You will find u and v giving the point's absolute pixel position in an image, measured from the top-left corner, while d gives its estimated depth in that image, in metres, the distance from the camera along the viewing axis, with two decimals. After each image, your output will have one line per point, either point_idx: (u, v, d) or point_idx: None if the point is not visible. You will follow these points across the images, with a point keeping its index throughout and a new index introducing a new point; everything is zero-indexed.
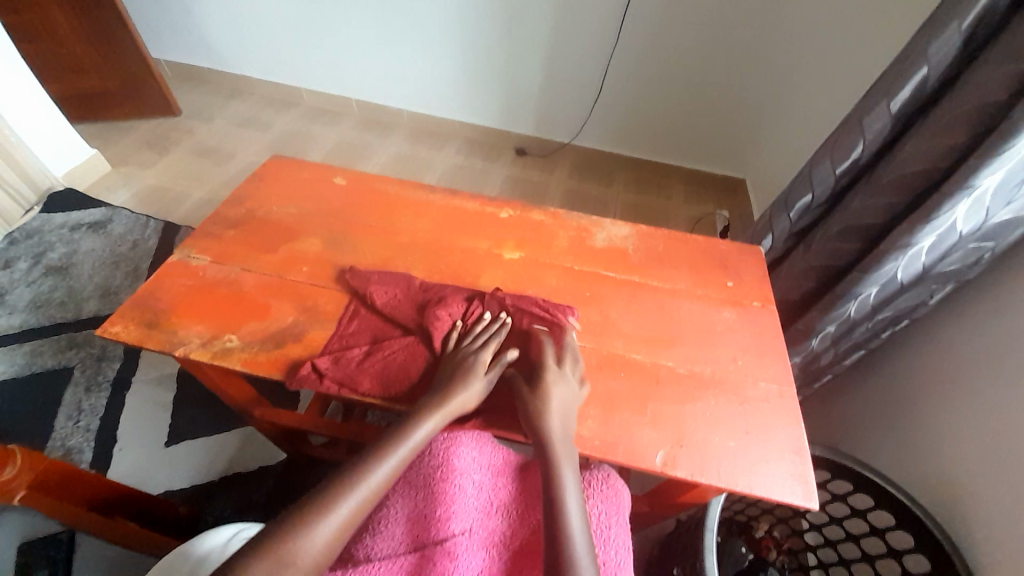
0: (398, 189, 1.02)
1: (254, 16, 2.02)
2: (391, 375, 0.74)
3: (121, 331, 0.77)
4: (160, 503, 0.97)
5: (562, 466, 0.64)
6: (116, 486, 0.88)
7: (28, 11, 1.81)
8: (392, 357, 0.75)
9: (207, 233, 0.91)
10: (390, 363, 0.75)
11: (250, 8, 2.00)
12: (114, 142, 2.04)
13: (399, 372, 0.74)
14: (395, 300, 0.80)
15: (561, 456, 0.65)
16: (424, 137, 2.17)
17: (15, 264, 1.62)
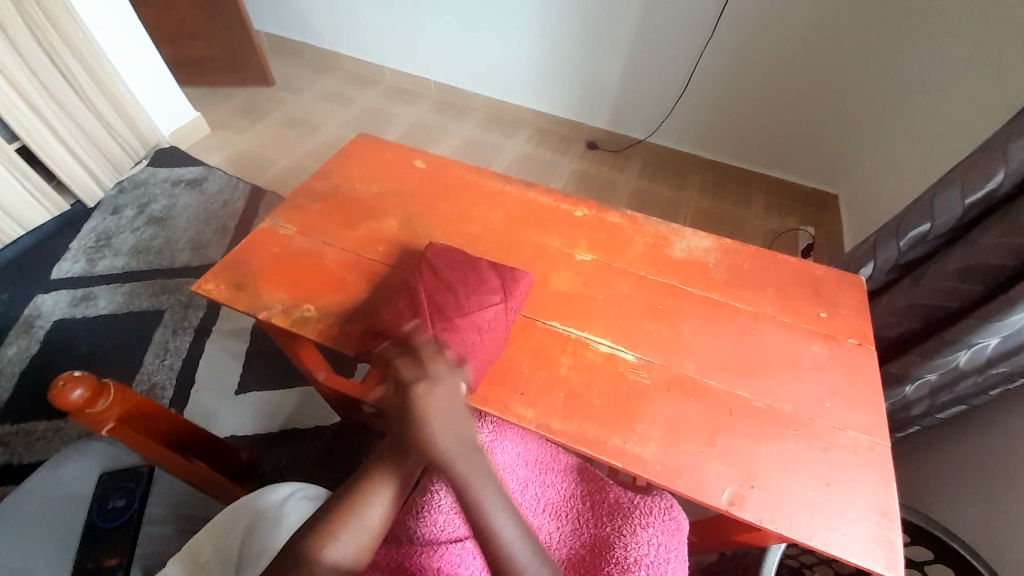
0: (475, 176, 1.02)
1: None
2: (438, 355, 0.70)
3: (213, 289, 0.83)
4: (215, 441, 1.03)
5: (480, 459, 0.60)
6: (186, 425, 0.94)
7: None
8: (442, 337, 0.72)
9: (294, 204, 0.95)
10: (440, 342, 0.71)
11: None
12: (215, 106, 2.20)
13: None
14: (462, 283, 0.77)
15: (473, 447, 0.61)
16: (497, 123, 2.16)
17: (123, 210, 1.80)
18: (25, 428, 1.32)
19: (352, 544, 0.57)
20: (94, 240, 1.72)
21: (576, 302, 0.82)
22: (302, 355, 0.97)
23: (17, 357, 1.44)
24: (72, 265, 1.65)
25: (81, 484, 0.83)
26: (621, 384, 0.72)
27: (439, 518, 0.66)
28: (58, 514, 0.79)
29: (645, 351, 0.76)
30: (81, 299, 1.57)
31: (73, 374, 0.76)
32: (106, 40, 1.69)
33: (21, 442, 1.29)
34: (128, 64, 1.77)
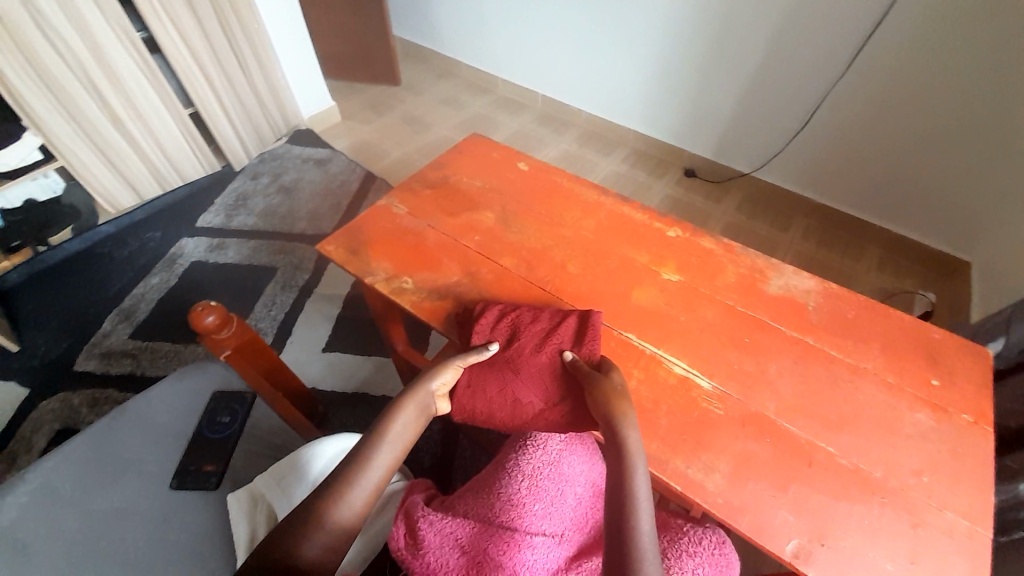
0: (574, 185, 1.05)
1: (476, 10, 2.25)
2: (510, 376, 0.74)
3: (332, 250, 0.94)
4: (297, 382, 1.13)
5: (634, 452, 0.61)
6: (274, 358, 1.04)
7: None
8: (522, 366, 0.75)
9: (408, 188, 1.05)
10: (520, 366, 0.75)
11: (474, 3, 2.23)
12: (348, 98, 2.48)
13: (491, 386, 0.75)
14: (565, 338, 0.77)
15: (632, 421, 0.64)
16: (595, 141, 2.20)
17: (261, 177, 2.09)
18: (151, 345, 1.58)
19: (354, 501, 0.58)
20: (233, 200, 2.01)
21: (656, 320, 0.82)
22: (387, 323, 1.11)
23: (158, 286, 1.73)
24: (214, 217, 1.95)
25: (195, 398, 0.98)
26: (692, 409, 0.71)
27: (494, 505, 0.66)
28: (175, 416, 0.95)
29: (723, 381, 0.74)
30: (215, 247, 1.85)
31: (207, 302, 0.91)
32: (274, 34, 1.98)
33: (148, 357, 1.55)
34: (286, 55, 2.06)
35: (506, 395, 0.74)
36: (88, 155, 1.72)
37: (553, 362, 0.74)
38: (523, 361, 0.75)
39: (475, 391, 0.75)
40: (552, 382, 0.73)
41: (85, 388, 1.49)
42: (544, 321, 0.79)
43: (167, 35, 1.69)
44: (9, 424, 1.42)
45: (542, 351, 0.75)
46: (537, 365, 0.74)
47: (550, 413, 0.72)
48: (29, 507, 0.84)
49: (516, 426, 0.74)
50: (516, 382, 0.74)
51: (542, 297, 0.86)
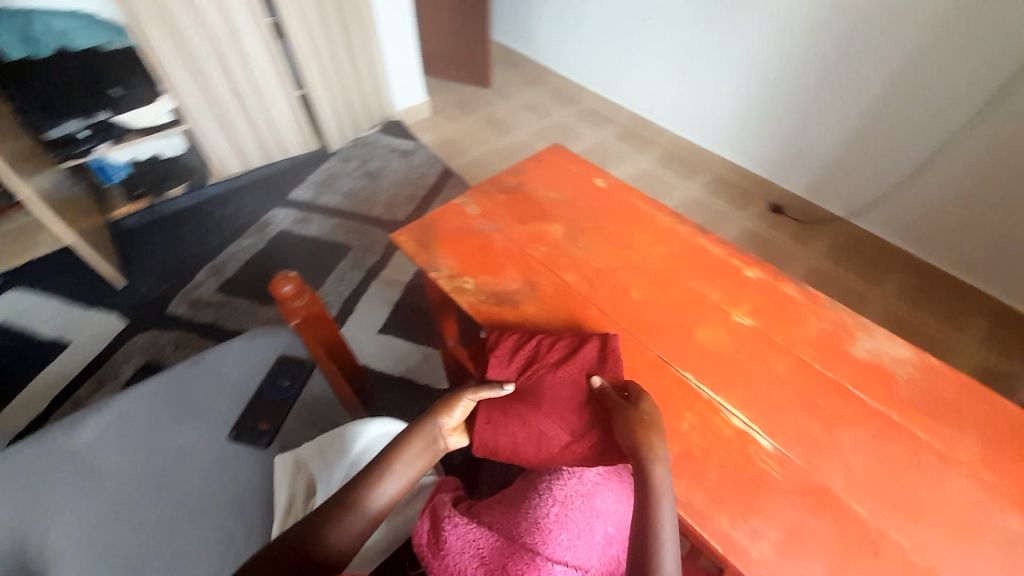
0: (650, 208, 1.02)
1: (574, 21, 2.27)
2: (529, 412, 0.74)
3: (404, 241, 0.98)
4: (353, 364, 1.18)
5: (659, 490, 0.58)
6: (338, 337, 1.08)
7: None
8: (542, 398, 0.75)
9: (484, 190, 1.07)
10: (540, 399, 0.75)
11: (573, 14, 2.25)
12: (439, 95, 2.59)
13: (512, 422, 0.74)
14: (583, 368, 0.77)
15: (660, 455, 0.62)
16: (677, 163, 2.11)
17: (350, 161, 2.24)
18: (232, 301, 1.74)
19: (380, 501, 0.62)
20: (322, 179, 2.16)
21: (719, 364, 0.77)
22: (441, 316, 1.14)
23: (248, 248, 1.90)
24: (304, 192, 2.11)
25: (262, 353, 1.05)
26: (746, 467, 0.66)
27: (519, 522, 0.61)
28: (243, 367, 1.03)
29: (785, 443, 0.68)
30: (301, 219, 2.00)
31: (288, 272, 0.98)
32: (382, 29, 2.11)
33: (228, 310, 1.71)
34: (389, 48, 2.19)
35: (530, 430, 0.73)
36: (207, 122, 1.92)
37: (569, 388, 0.75)
38: (541, 393, 0.75)
39: (494, 429, 0.74)
40: (575, 413, 0.73)
41: (173, 329, 1.67)
42: (561, 350, 0.79)
43: (292, 21, 1.85)
44: (106, 350, 1.61)
45: (561, 382, 0.76)
46: (558, 398, 0.75)
47: (575, 446, 0.71)
48: (104, 435, 0.91)
49: (541, 462, 0.72)
50: (534, 415, 0.74)
51: (599, 320, 0.84)
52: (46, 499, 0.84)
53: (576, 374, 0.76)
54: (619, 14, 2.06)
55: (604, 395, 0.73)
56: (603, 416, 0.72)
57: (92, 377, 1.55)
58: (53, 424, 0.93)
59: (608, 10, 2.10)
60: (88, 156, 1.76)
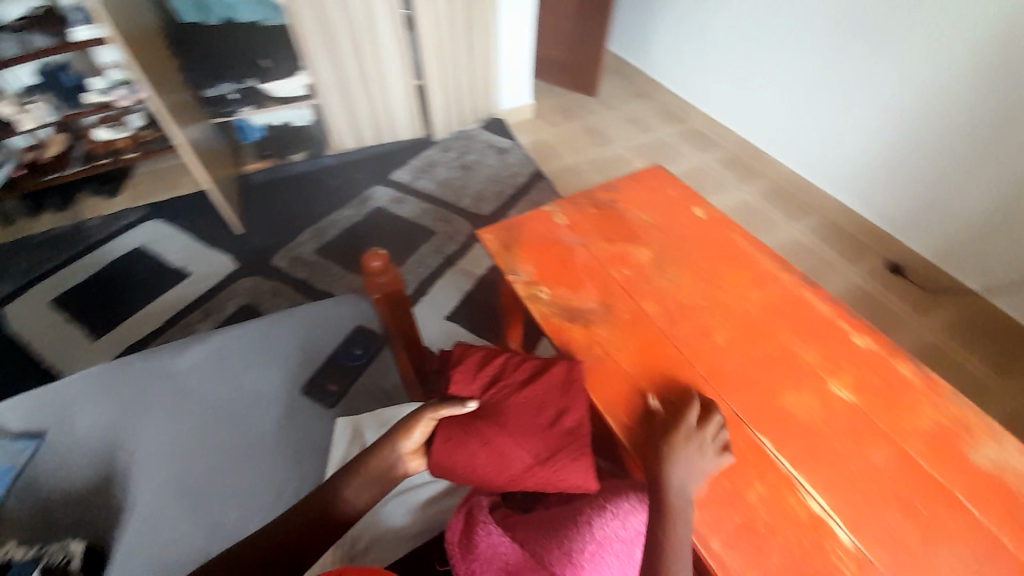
0: (751, 248, 0.95)
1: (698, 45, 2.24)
2: (493, 432, 0.70)
3: (488, 239, 0.99)
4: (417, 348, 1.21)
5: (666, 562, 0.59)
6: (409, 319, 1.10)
7: None
8: (507, 417, 0.73)
9: (574, 202, 1.06)
10: (505, 417, 0.73)
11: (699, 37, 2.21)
12: (543, 98, 2.62)
13: (474, 441, 0.68)
14: (548, 394, 0.77)
15: (678, 525, 0.62)
16: (785, 202, 2.03)
17: (449, 151, 2.33)
18: (325, 263, 1.90)
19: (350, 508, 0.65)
20: (421, 164, 2.28)
21: (804, 436, 0.71)
22: (508, 319, 1.15)
23: (347, 219, 2.06)
24: (404, 175, 2.23)
25: (343, 319, 1.11)
26: (816, 558, 0.62)
27: (551, 549, 0.57)
28: (324, 329, 1.09)
29: (868, 543, 0.62)
30: (397, 199, 2.13)
31: (377, 249, 1.03)
32: (503, 30, 2.19)
33: (320, 272, 1.88)
34: (506, 47, 2.25)
35: (493, 450, 0.68)
36: (333, 98, 2.11)
37: (534, 408, 0.74)
38: (506, 412, 0.73)
39: (449, 449, 0.68)
40: (541, 438, 0.71)
41: (272, 279, 1.86)
42: (526, 373, 0.79)
43: (428, 15, 1.96)
44: (219, 286, 1.84)
45: (526, 405, 0.75)
46: (522, 420, 0.73)
47: (542, 471, 0.67)
48: (203, 362, 0.99)
49: (504, 486, 0.66)
50: (497, 434, 0.70)
51: (674, 359, 0.79)
52: (142, 411, 0.92)
53: (540, 398, 0.76)
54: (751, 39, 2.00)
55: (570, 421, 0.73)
56: (571, 441, 0.71)
57: (200, 308, 1.77)
58: (164, 345, 1.03)
59: (737, 39, 2.06)
60: (232, 115, 2.05)
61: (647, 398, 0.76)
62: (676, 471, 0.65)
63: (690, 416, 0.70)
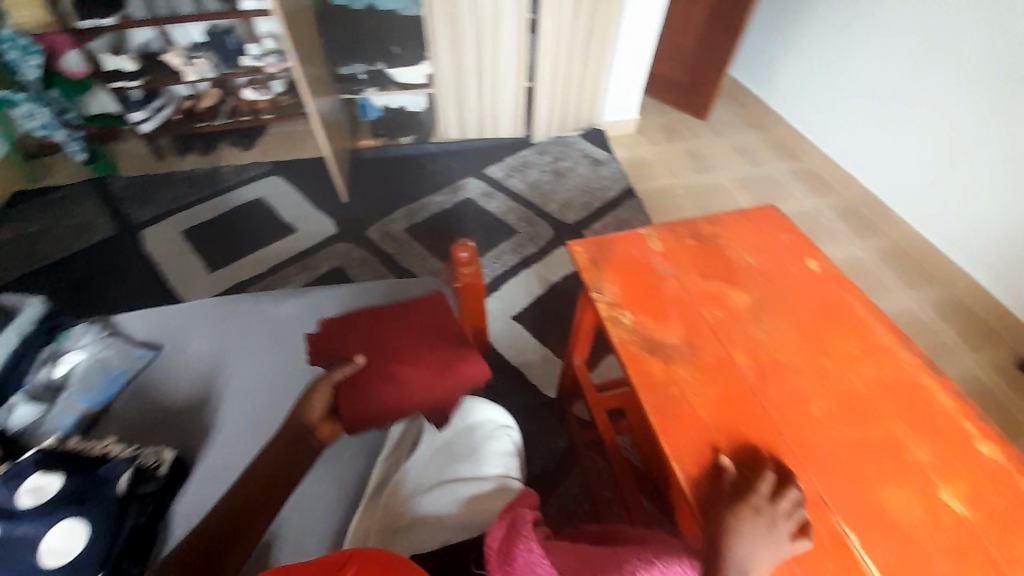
0: (868, 319, 0.86)
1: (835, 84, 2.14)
2: (385, 368, 0.88)
3: (577, 252, 0.97)
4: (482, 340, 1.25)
5: None
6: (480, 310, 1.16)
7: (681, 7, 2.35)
8: (393, 350, 0.90)
9: (672, 228, 1.00)
10: (392, 351, 0.90)
11: (837, 78, 2.12)
12: (649, 115, 2.54)
13: (375, 378, 0.86)
14: (416, 320, 0.97)
15: None
16: (905, 266, 1.88)
17: (544, 154, 2.35)
18: (411, 243, 2.01)
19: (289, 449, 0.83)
20: (515, 163, 2.32)
21: (904, 547, 0.64)
22: (578, 334, 1.14)
23: (438, 204, 2.15)
24: (497, 171, 2.28)
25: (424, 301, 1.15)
26: None
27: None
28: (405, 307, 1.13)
29: None
30: (486, 193, 2.18)
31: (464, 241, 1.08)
32: (622, 42, 2.17)
33: (405, 250, 1.99)
34: (619, 60, 2.23)
35: (393, 377, 0.87)
36: (448, 90, 2.21)
37: (412, 336, 0.93)
38: (393, 347, 0.91)
39: (360, 393, 0.85)
40: (426, 353, 0.91)
41: (362, 248, 1.99)
42: (395, 312, 0.98)
43: (548, 20, 1.99)
44: (316, 246, 2.00)
45: (404, 337, 0.93)
46: (405, 347, 0.91)
47: (442, 377, 0.88)
48: (298, 314, 1.09)
49: (414, 397, 0.86)
50: (393, 356, 0.90)
51: (760, 420, 0.73)
52: (242, 347, 1.03)
53: (411, 323, 0.96)
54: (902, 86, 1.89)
55: (435, 324, 0.97)
56: (454, 351, 0.92)
57: (297, 262, 1.95)
58: (269, 292, 1.15)
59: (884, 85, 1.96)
60: (358, 93, 2.21)
61: (717, 455, 0.70)
62: (741, 541, 0.59)
63: (762, 489, 0.64)
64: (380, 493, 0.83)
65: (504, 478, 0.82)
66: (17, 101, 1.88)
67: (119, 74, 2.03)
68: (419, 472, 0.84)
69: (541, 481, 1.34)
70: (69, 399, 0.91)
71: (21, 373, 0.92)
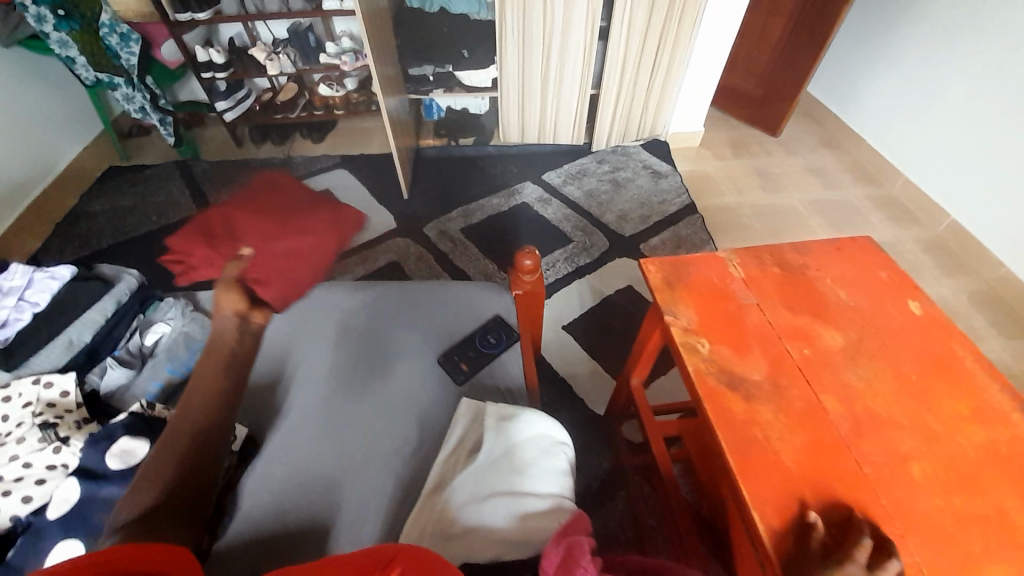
0: (984, 376, 0.77)
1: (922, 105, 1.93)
2: (268, 242, 1.01)
3: (651, 271, 0.93)
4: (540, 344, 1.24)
5: None
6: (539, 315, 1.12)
7: (761, 16, 2.23)
8: (261, 230, 1.04)
9: (755, 255, 0.95)
10: (260, 231, 1.03)
11: (930, 98, 1.92)
12: (716, 128, 2.44)
13: (267, 252, 1.00)
14: (258, 207, 1.09)
15: None
16: (999, 310, 1.70)
17: (604, 163, 2.30)
18: (466, 244, 2.03)
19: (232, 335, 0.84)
20: (574, 170, 2.29)
21: None
22: (640, 355, 1.10)
23: (494, 207, 2.16)
24: (555, 177, 2.26)
25: (487, 307, 1.14)
26: None
27: None
28: (466, 312, 1.12)
29: None
30: (542, 199, 2.17)
31: (525, 247, 1.05)
32: (697, 52, 2.09)
33: (459, 250, 2.01)
34: (691, 71, 2.15)
35: (282, 246, 1.02)
36: (511, 95, 2.21)
37: (271, 219, 1.07)
38: (262, 229, 1.03)
39: (267, 262, 0.98)
40: (291, 221, 1.08)
41: (418, 245, 2.04)
42: (239, 208, 1.09)
43: (620, 29, 1.95)
44: (375, 239, 2.07)
45: (264, 219, 1.06)
46: (271, 224, 1.05)
47: (313, 231, 1.09)
48: (364, 309, 1.11)
49: (306, 254, 1.05)
50: (272, 230, 1.04)
51: (853, 477, 0.67)
52: (311, 335, 1.07)
53: (257, 209, 1.09)
54: (1009, 114, 1.70)
55: (294, 200, 1.14)
56: (310, 216, 1.11)
57: (357, 253, 2.02)
58: (336, 281, 1.18)
59: (988, 108, 1.75)
60: (426, 94, 2.26)
61: (807, 511, 0.64)
62: None
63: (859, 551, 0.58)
64: (434, 492, 0.83)
65: (558, 496, 0.80)
66: (117, 85, 2.00)
67: (210, 65, 2.15)
68: (473, 481, 0.83)
69: (584, 498, 1.31)
70: (156, 367, 0.98)
71: (116, 340, 1.01)
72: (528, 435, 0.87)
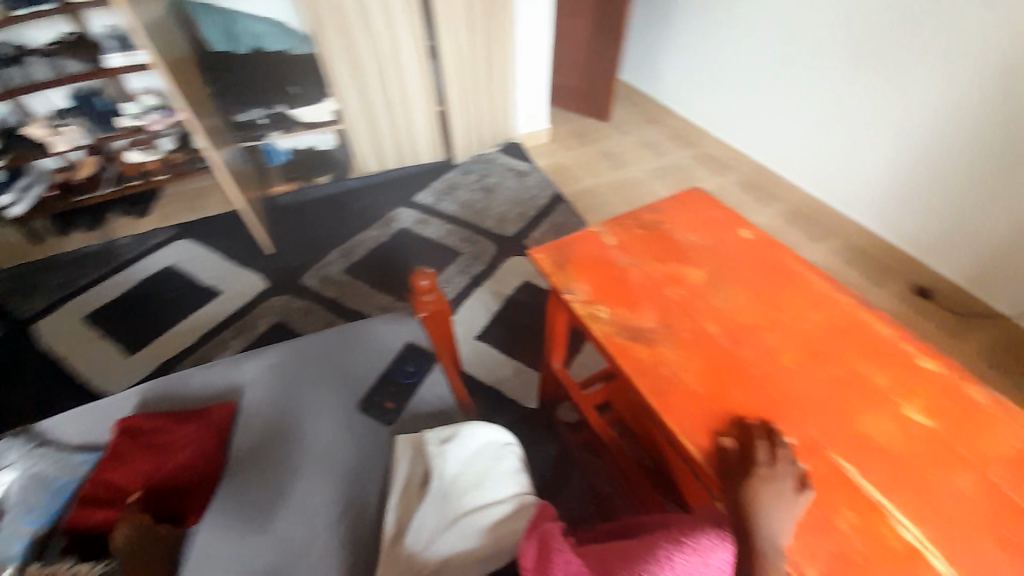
0: (806, 270, 0.97)
1: (712, 75, 2.36)
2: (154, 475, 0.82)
3: (541, 259, 0.99)
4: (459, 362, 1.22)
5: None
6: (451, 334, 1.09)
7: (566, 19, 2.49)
8: (137, 463, 0.83)
9: (620, 223, 1.07)
10: (137, 464, 0.83)
11: (712, 69, 2.35)
12: (558, 123, 2.67)
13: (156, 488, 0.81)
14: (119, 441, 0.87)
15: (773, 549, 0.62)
16: (803, 222, 2.15)
17: (470, 173, 2.37)
18: (355, 283, 1.93)
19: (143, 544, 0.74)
20: (443, 186, 2.31)
21: (887, 466, 0.74)
22: (553, 339, 1.16)
23: (373, 239, 2.09)
24: (427, 197, 2.27)
25: (394, 337, 1.10)
26: None
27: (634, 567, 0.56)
28: (374, 348, 1.07)
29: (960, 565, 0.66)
30: (421, 221, 2.16)
31: (418, 268, 1.03)
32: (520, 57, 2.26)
33: (350, 292, 1.90)
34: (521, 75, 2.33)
35: (174, 468, 0.83)
36: (360, 125, 2.16)
37: (144, 445, 0.86)
38: (138, 461, 0.83)
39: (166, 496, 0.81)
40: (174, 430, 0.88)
41: (304, 298, 1.88)
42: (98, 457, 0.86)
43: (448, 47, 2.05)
44: (249, 305, 1.86)
45: (133, 451, 0.85)
46: (147, 450, 0.85)
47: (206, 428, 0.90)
48: (262, 379, 1.00)
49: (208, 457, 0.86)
50: (153, 455, 0.84)
51: (743, 382, 0.81)
52: None
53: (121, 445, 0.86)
54: (765, 72, 2.14)
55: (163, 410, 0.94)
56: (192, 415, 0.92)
57: (233, 326, 1.79)
58: (218, 360, 1.05)
59: (754, 69, 2.19)
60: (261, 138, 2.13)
61: (717, 438, 0.76)
62: (764, 506, 0.66)
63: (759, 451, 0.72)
64: (395, 543, 0.79)
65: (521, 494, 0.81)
66: None
67: None
68: (434, 516, 0.79)
69: (544, 491, 1.33)
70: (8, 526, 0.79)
71: None
72: (472, 447, 0.87)
